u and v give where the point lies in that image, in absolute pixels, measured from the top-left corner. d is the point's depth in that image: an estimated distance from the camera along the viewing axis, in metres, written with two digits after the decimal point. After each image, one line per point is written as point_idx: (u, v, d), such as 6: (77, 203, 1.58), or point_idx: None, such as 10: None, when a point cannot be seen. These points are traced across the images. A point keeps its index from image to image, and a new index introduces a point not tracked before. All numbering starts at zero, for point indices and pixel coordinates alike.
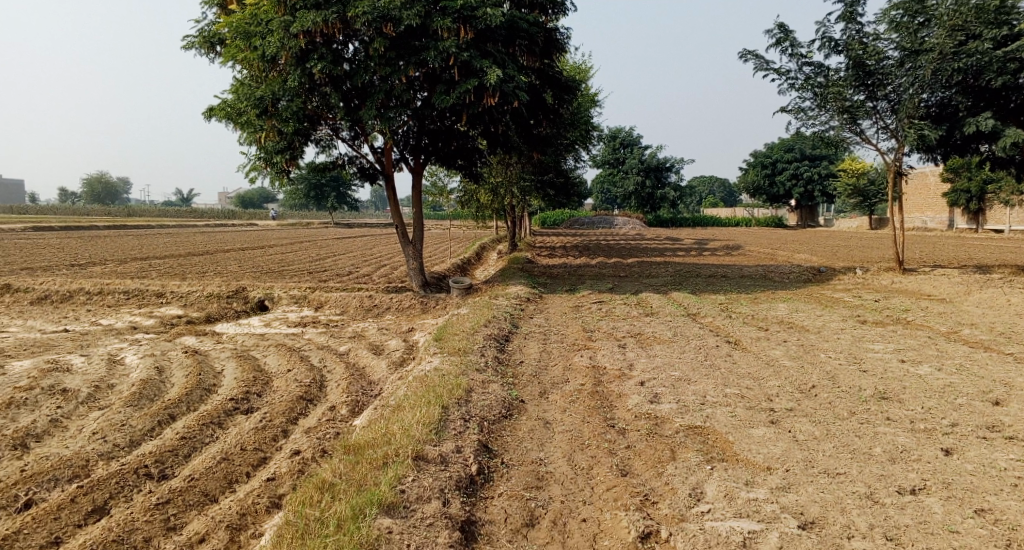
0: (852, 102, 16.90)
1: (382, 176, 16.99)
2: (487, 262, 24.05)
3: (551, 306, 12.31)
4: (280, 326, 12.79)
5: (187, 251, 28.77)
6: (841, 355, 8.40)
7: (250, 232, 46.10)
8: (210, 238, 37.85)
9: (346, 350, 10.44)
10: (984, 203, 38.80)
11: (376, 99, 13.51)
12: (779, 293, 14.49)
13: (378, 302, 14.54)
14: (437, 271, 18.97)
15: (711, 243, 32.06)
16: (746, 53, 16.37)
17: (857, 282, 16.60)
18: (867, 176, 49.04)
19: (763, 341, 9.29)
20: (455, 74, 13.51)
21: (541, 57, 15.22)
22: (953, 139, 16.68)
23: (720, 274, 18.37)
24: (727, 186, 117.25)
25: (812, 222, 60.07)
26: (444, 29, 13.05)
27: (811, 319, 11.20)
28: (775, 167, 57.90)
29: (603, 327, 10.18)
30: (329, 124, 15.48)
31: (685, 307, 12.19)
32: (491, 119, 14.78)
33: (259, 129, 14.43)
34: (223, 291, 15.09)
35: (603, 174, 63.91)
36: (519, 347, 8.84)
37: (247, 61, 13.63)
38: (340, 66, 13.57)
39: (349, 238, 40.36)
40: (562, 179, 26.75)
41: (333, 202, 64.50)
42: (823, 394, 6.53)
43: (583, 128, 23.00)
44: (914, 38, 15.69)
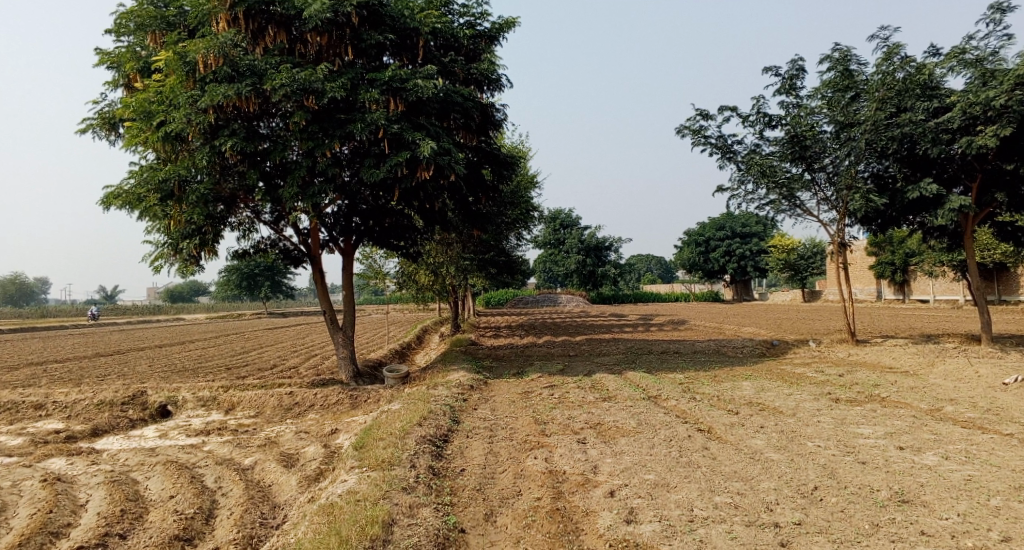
0: (790, 175, 16.60)
1: (307, 260, 15.57)
2: (429, 347, 22.55)
3: (496, 394, 10.89)
4: (179, 436, 10.96)
5: (96, 351, 26.17)
6: (832, 442, 7.23)
7: (173, 327, 43.43)
8: (126, 335, 35.08)
9: (251, 465, 8.73)
10: (907, 274, 39.80)
11: (298, 177, 12.26)
12: (738, 370, 13.48)
13: (299, 400, 12.81)
14: (373, 359, 17.36)
15: (657, 319, 31.36)
16: (683, 128, 16.20)
17: (814, 355, 15.85)
18: (797, 251, 50.11)
19: (740, 428, 8.06)
20: (385, 148, 12.44)
21: (478, 133, 14.38)
22: (892, 210, 16.35)
23: (672, 350, 17.38)
24: (664, 265, 119.39)
25: (747, 297, 60.74)
26: (371, 101, 12.08)
27: (782, 400, 10.11)
28: (708, 245, 58.82)
29: (556, 418, 8.79)
30: (250, 206, 14.14)
31: (644, 389, 10.94)
32: (426, 194, 13.72)
33: (164, 216, 12.93)
34: (117, 398, 13.10)
35: (544, 253, 63.62)
36: (459, 450, 7.36)
37: (150, 142, 12.19)
38: (256, 142, 12.32)
39: (281, 328, 38.16)
40: (505, 258, 25.74)
41: (267, 291, 61.72)
42: (832, 498, 5.31)
43: (524, 207, 22.24)
44: (847, 112, 15.47)
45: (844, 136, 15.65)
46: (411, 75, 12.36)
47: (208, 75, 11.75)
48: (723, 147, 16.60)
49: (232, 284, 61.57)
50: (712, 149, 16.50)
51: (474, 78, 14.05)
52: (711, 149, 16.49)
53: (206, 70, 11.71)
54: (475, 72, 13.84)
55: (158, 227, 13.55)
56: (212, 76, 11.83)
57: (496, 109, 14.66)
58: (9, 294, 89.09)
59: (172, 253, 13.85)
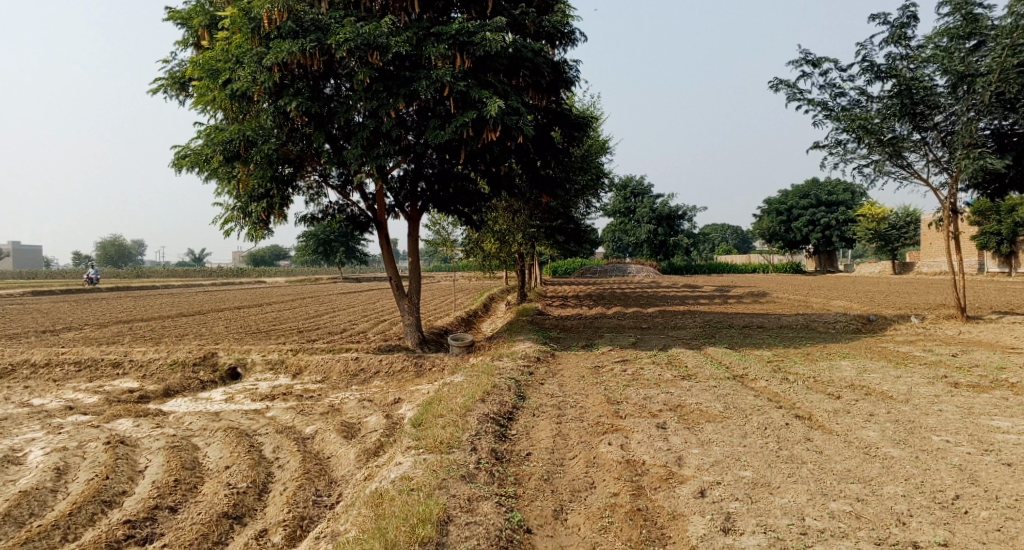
0: (895, 135, 14.91)
1: (374, 224, 15.12)
2: (497, 314, 22.01)
3: (566, 368, 10.17)
4: (244, 401, 10.78)
5: (177, 312, 26.91)
6: (962, 438, 6.20)
7: (253, 290, 44.70)
8: (207, 297, 36.14)
9: (312, 434, 8.37)
10: (1015, 245, 36.47)
11: (362, 138, 11.65)
12: (833, 348, 12.28)
13: (365, 366, 12.46)
14: (440, 327, 16.91)
15: (735, 291, 29.80)
16: (775, 82, 15.04)
17: (918, 332, 14.40)
18: (888, 221, 46.95)
19: (846, 417, 7.07)
20: (451, 107, 11.72)
21: (549, 94, 13.43)
22: (1013, 173, 14.54)
23: (756, 324, 16.18)
24: (742, 235, 115.29)
25: (831, 269, 57.64)
26: (437, 57, 11.34)
27: (889, 383, 8.99)
28: (790, 213, 55.92)
29: (632, 397, 7.99)
30: (317, 170, 13.75)
31: (728, 367, 9.99)
32: (493, 157, 12.95)
33: (232, 178, 12.62)
34: (189, 359, 13.10)
35: (615, 221, 61.97)
36: (525, 430, 6.71)
37: (217, 102, 11.83)
38: (319, 103, 11.77)
39: (354, 293, 38.62)
40: (575, 225, 24.79)
41: (342, 257, 62.74)
42: (981, 512, 4.43)
43: (596, 172, 21.19)
44: (965, 62, 13.68)
45: (961, 90, 13.90)
46: (479, 28, 11.52)
47: (272, 31, 11.27)
48: (819, 104, 15.17)
49: (308, 249, 62.96)
50: (806, 105, 15.13)
51: (546, 31, 13.09)
52: (806, 105, 15.12)
53: (270, 26, 11.23)
54: (547, 23, 12.87)
55: (228, 189, 13.27)
56: (277, 31, 11.34)
57: (569, 66, 13.64)
58: (108, 257, 94.18)
59: (241, 216, 13.53)
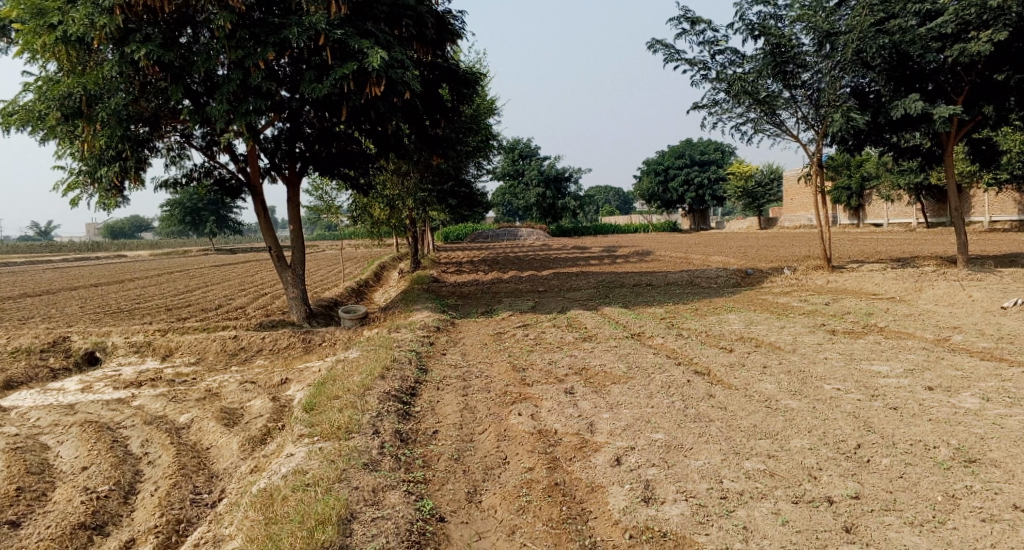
0: (767, 93, 15.42)
1: (248, 189, 14.01)
2: (387, 283, 21.31)
3: (466, 336, 9.84)
4: (105, 389, 9.70)
5: (25, 293, 24.19)
6: (851, 385, 6.43)
7: (114, 267, 41.05)
8: (61, 276, 32.77)
9: (187, 423, 7.59)
10: (863, 199, 39.58)
11: (228, 91, 10.59)
12: (718, 302, 12.68)
13: (245, 344, 11.59)
14: (327, 298, 16.05)
15: (621, 250, 30.53)
16: (654, 42, 15.19)
17: (792, 283, 15.20)
18: (754, 179, 49.68)
19: (743, 371, 7.19)
20: (328, 57, 10.86)
21: (434, 48, 12.79)
22: (871, 128, 15.22)
23: (644, 282, 16.51)
24: (621, 195, 118.85)
25: (704, 226, 60.55)
26: (310, 1, 10.43)
27: (776, 334, 9.31)
28: (666, 173, 57.96)
29: (537, 363, 7.79)
30: (177, 129, 12.49)
31: (625, 327, 10.03)
32: (377, 114, 12.20)
33: (76, 137, 11.14)
34: (36, 345, 11.64)
35: (502, 185, 61.88)
36: (430, 406, 6.33)
37: (49, 49, 10.36)
38: (172, 50, 10.61)
39: (231, 266, 36.35)
40: (466, 189, 24.29)
41: (213, 227, 58.93)
42: (882, 459, 4.66)
43: (484, 133, 20.73)
44: (828, 22, 14.15)
45: (826, 48, 14.41)
46: None
47: None
48: (697, 63, 15.45)
49: (175, 220, 58.66)
50: (685, 64, 15.39)
51: None
52: (684, 65, 15.39)
53: None
54: None
55: (71, 150, 11.78)
56: None
57: (453, 17, 13.00)
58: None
59: (89, 181, 12.09)
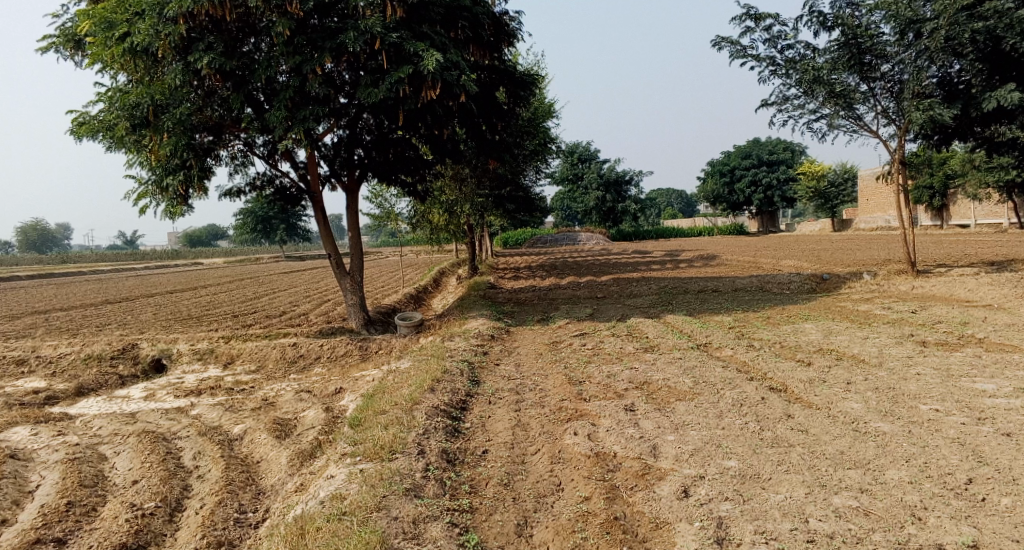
0: (844, 87, 14.44)
1: (307, 196, 14.01)
2: (447, 289, 21.16)
3: (522, 345, 9.45)
4: (166, 397, 9.73)
5: (104, 299, 25.12)
6: (950, 405, 5.73)
7: (189, 273, 42.49)
8: (139, 282, 34.09)
9: (240, 434, 7.45)
10: (946, 199, 37.35)
11: (286, 98, 10.53)
12: (792, 310, 11.90)
13: (304, 352, 11.52)
14: (386, 304, 15.94)
15: (686, 254, 29.61)
16: (719, 39, 14.52)
17: (872, 289, 14.21)
18: (827, 179, 47.68)
19: (824, 387, 6.55)
20: (383, 61, 10.69)
21: (492, 51, 12.49)
22: (961, 123, 14.25)
23: (711, 288, 15.76)
24: (686, 198, 116.53)
25: (773, 229, 58.49)
26: (365, 5, 10.28)
27: (858, 345, 8.57)
28: (733, 175, 56.27)
29: (595, 375, 7.33)
30: (240, 138, 12.56)
31: (691, 336, 9.45)
32: (434, 119, 11.97)
33: (143, 147, 11.33)
34: (105, 352, 11.85)
35: (564, 190, 61.34)
36: (481, 423, 5.97)
37: (117, 62, 10.49)
38: (232, 58, 10.58)
39: (298, 272, 37.05)
40: (525, 193, 23.96)
41: (283, 235, 60.54)
42: (1001, 499, 4.13)
43: (543, 137, 20.37)
44: (912, 9, 13.20)
45: (909, 37, 13.46)
46: None
47: None
48: (766, 59, 14.68)
49: (247, 228, 60.51)
50: (753, 61, 14.65)
51: None
52: (753, 62, 14.64)
53: None
54: None
55: (140, 160, 11.96)
56: None
57: (510, 18, 12.67)
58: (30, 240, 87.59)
59: (156, 190, 12.24)
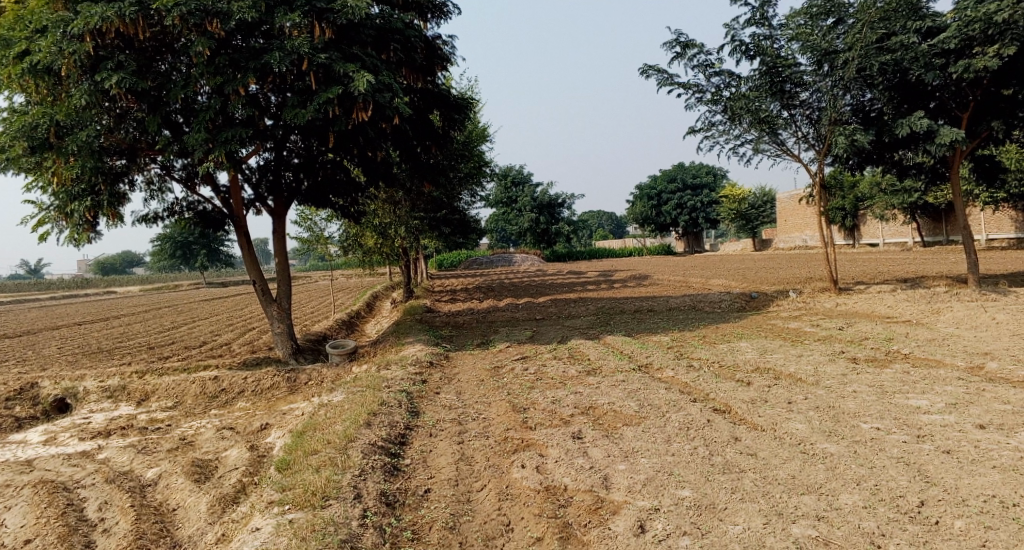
0: (768, 113, 14.83)
1: (230, 221, 13.35)
2: (379, 314, 20.59)
3: (461, 371, 9.13)
4: (70, 441, 8.91)
5: (5, 333, 23.33)
6: (890, 423, 5.77)
7: (101, 303, 40.05)
8: (45, 314, 31.85)
9: (155, 478, 6.83)
10: (858, 219, 39.24)
11: (206, 120, 9.98)
12: (726, 329, 12.03)
13: (226, 385, 10.84)
14: (315, 332, 15.30)
15: (618, 275, 29.89)
16: (647, 67, 14.77)
17: (798, 307, 14.60)
18: (748, 201, 49.40)
19: (767, 408, 6.50)
20: (311, 83, 10.30)
21: (425, 74, 12.26)
22: (875, 148, 14.90)
23: (645, 308, 15.85)
24: (614, 219, 118.81)
25: (699, 249, 60.06)
26: (291, 25, 9.91)
27: (793, 363, 8.66)
28: (659, 197, 57.63)
29: (539, 402, 7.09)
30: (158, 161, 11.87)
31: (631, 358, 9.36)
32: (365, 142, 11.62)
33: (45, 171, 10.49)
34: (2, 393, 10.83)
35: (494, 212, 61.37)
36: (422, 458, 5.67)
37: (14, 81, 9.75)
38: (147, 77, 9.96)
39: (221, 300, 35.50)
40: (458, 216, 23.70)
41: (205, 261, 58.18)
42: (954, 521, 4.33)
43: (476, 160, 20.23)
44: (827, 41, 13.73)
45: (825, 67, 13.96)
46: None
47: None
48: (692, 87, 15.03)
49: (165, 254, 57.85)
50: (679, 88, 14.97)
51: (415, 3, 11.88)
52: (680, 90, 14.97)
53: None
54: None
55: (42, 184, 11.06)
56: None
57: (442, 42, 12.49)
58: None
59: (60, 217, 11.31)
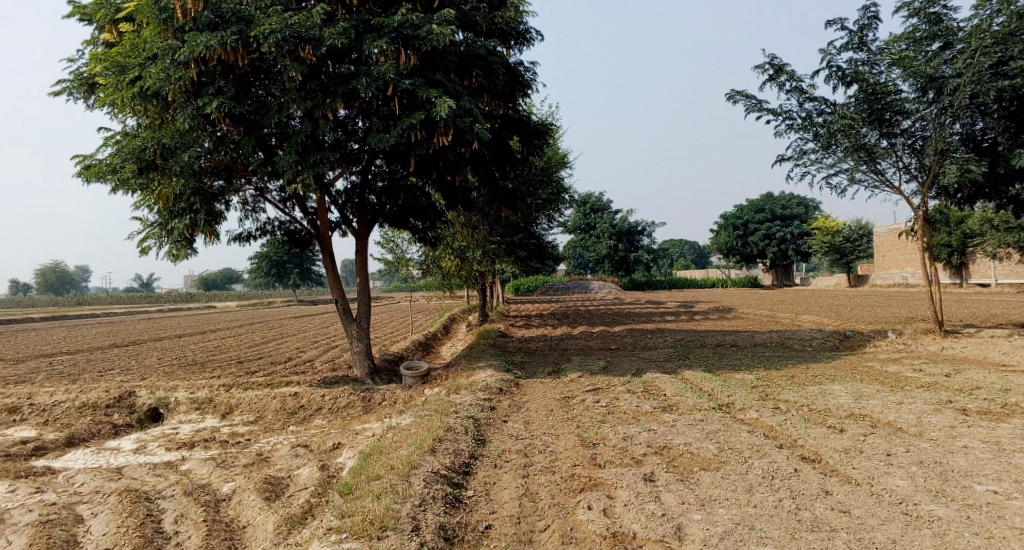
0: (866, 141, 13.97)
1: (317, 241, 13.71)
2: (456, 338, 20.64)
3: (532, 400, 8.92)
4: (157, 450, 9.22)
5: (109, 342, 24.75)
6: (1008, 486, 5.22)
7: (196, 315, 42.05)
8: (145, 324, 33.67)
9: (230, 493, 6.93)
10: (966, 256, 36.67)
11: (296, 143, 10.28)
12: (816, 369, 11.31)
13: (305, 402, 11.02)
14: (393, 353, 15.44)
15: (700, 306, 28.97)
16: (734, 93, 14.32)
17: (899, 349, 13.61)
18: (843, 234, 47.12)
19: (862, 459, 5.97)
20: (396, 107, 10.49)
21: (506, 100, 12.32)
22: (988, 180, 13.77)
23: (729, 343, 15.17)
24: (698, 249, 116.10)
25: (788, 283, 57.66)
26: (379, 51, 10.15)
27: (891, 411, 7.99)
28: (747, 228, 55.82)
29: (610, 437, 6.79)
30: (252, 183, 12.33)
31: (711, 395, 8.90)
32: (446, 165, 11.72)
33: (150, 190, 11.09)
34: (101, 400, 11.38)
35: (575, 239, 61.06)
36: (485, 491, 5.52)
37: (125, 105, 10.37)
38: (243, 101, 10.43)
39: (306, 316, 36.62)
40: (537, 241, 23.60)
41: (297, 279, 60.51)
42: None
43: (557, 186, 20.14)
44: (932, 67, 12.92)
45: (930, 94, 13.11)
46: (425, 20, 10.37)
47: (187, 23, 10.02)
48: (782, 113, 14.43)
49: (261, 271, 60.50)
50: (769, 114, 14.40)
51: (499, 31, 12.07)
52: (769, 116, 14.41)
53: (185, 18, 9.97)
54: (499, 21, 11.83)
55: (148, 203, 11.69)
56: (193, 24, 10.09)
57: (524, 68, 12.52)
58: (46, 281, 87.91)
59: (161, 233, 11.92)
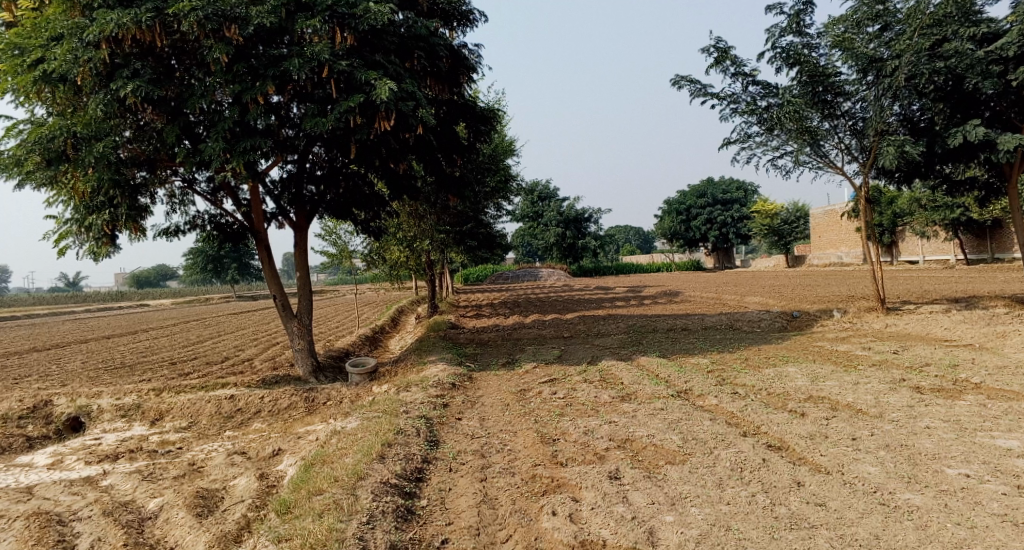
0: (810, 125, 14.01)
1: (251, 233, 12.92)
2: (403, 330, 20.03)
3: (485, 395, 8.50)
4: (77, 465, 8.44)
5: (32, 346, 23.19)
6: (979, 468, 5.09)
7: (127, 316, 40.00)
8: (73, 326, 31.78)
9: (156, 511, 6.30)
10: (897, 235, 37.87)
11: (223, 129, 9.53)
12: (769, 351, 11.23)
13: (242, 405, 10.34)
14: (338, 348, 14.79)
15: (648, 291, 28.99)
16: (679, 78, 14.13)
17: (845, 328, 13.73)
18: (781, 216, 48.13)
19: (830, 445, 5.76)
20: (332, 91, 9.85)
21: (450, 85, 11.81)
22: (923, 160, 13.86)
23: (680, 327, 15.05)
24: (642, 234, 117.49)
25: (730, 265, 58.71)
26: (312, 31, 9.50)
27: (850, 392, 7.88)
28: (689, 212, 56.52)
29: (569, 432, 6.43)
30: (179, 174, 11.50)
31: (669, 382, 8.64)
32: (388, 153, 11.14)
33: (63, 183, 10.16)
34: (13, 412, 10.41)
35: (521, 227, 60.79)
36: (440, 502, 5.12)
37: (29, 90, 9.42)
38: (164, 85, 9.59)
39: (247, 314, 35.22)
40: (484, 230, 23.10)
41: (235, 275, 58.47)
42: None
43: (503, 173, 19.70)
44: (871, 50, 12.92)
45: (870, 76, 13.18)
46: None
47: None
48: (727, 97, 14.33)
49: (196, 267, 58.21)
50: (714, 98, 14.29)
51: (440, 10, 11.51)
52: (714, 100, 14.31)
53: None
54: None
55: (63, 198, 10.74)
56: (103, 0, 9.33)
57: (467, 50, 12.03)
58: None
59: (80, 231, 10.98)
